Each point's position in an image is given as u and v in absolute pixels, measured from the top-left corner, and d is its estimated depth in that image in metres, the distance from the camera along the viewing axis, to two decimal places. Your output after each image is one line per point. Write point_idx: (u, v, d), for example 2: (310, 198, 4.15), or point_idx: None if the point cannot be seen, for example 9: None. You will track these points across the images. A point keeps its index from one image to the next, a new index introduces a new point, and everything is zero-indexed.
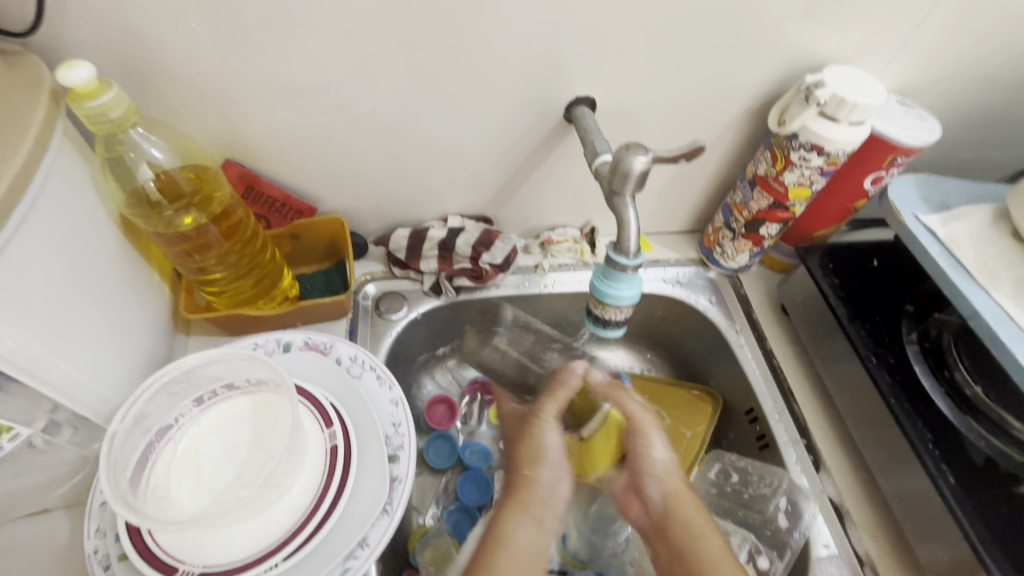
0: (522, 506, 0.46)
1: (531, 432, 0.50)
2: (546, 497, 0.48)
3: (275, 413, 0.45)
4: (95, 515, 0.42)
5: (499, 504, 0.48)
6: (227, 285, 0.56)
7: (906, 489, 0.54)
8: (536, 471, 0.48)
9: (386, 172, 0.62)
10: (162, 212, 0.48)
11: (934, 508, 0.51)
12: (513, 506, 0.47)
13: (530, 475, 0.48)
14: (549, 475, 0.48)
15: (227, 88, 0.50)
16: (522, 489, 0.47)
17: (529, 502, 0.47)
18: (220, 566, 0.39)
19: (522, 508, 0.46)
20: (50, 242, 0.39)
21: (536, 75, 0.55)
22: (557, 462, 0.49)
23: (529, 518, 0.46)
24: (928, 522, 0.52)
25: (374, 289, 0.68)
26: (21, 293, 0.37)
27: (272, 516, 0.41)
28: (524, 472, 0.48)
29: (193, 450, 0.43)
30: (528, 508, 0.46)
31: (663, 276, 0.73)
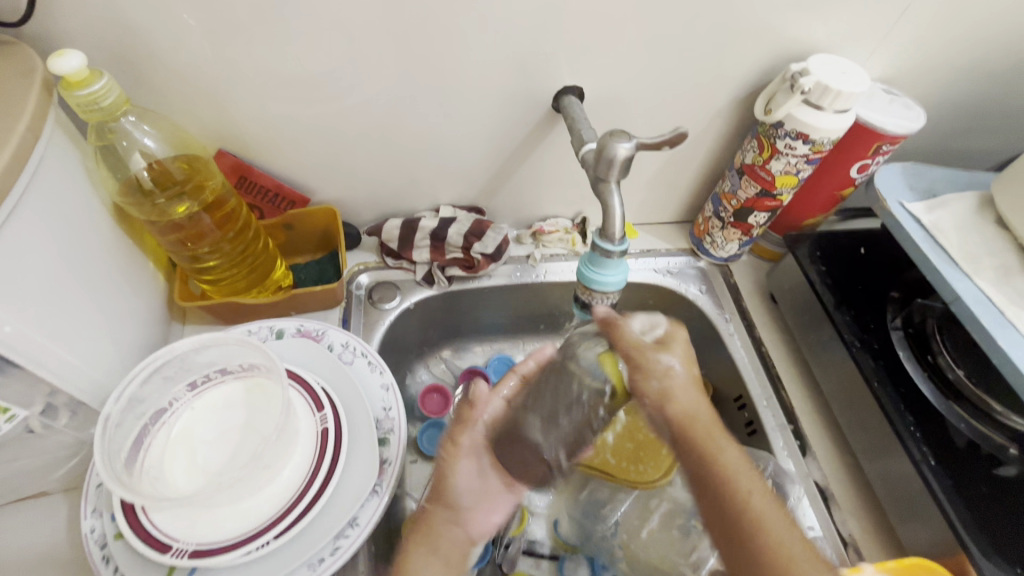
0: (428, 541, 0.47)
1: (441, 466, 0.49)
2: (451, 534, 0.48)
3: (267, 397, 0.46)
4: (91, 495, 0.43)
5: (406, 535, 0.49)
6: (220, 273, 0.56)
7: (888, 471, 0.55)
8: (438, 509, 0.48)
9: (378, 163, 0.63)
10: (155, 201, 0.49)
11: (914, 490, 0.52)
12: (422, 536, 0.48)
13: (432, 509, 0.49)
14: (448, 515, 0.48)
15: (220, 79, 0.51)
16: (427, 523, 0.48)
17: (437, 537, 0.47)
18: (212, 543, 0.40)
19: (427, 543, 0.47)
20: (44, 229, 0.40)
21: (524, 66, 0.56)
22: (470, 496, 0.50)
23: (433, 552, 0.47)
24: (909, 504, 0.53)
25: (368, 279, 0.68)
26: (17, 278, 0.37)
27: (264, 496, 0.42)
28: (431, 507, 0.49)
29: (187, 432, 0.44)
30: (432, 545, 0.47)
31: (654, 266, 0.74)
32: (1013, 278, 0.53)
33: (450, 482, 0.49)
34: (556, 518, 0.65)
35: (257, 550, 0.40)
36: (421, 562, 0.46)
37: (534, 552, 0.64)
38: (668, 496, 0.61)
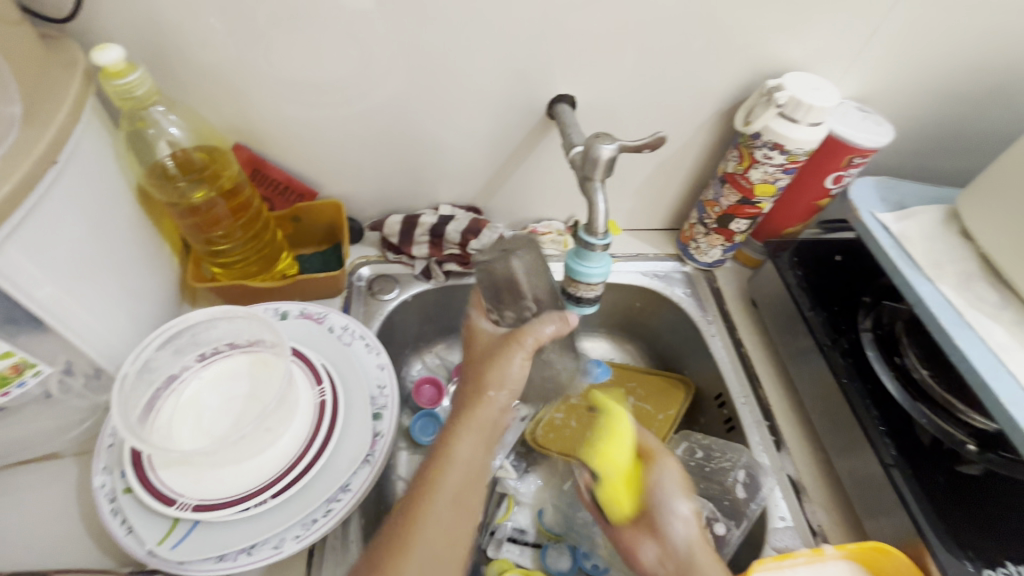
0: (476, 424, 0.49)
1: (479, 400, 0.51)
2: (496, 419, 0.51)
3: (270, 370, 0.49)
4: (102, 454, 0.46)
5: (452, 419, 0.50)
6: (231, 258, 0.60)
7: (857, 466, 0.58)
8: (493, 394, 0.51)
9: (382, 162, 0.67)
10: (176, 184, 0.53)
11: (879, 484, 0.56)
12: (468, 422, 0.50)
13: (491, 397, 0.51)
14: (505, 402, 0.51)
15: (240, 78, 0.55)
16: (475, 406, 0.51)
17: (481, 421, 0.50)
18: (213, 501, 0.43)
19: (476, 428, 0.49)
20: (76, 203, 0.44)
21: (521, 77, 0.60)
22: (511, 390, 0.51)
23: (479, 437, 0.49)
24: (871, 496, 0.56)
25: (368, 271, 0.72)
26: (52, 246, 0.41)
27: (264, 459, 0.45)
28: (490, 393, 0.50)
29: (195, 399, 0.48)
30: (479, 428, 0.49)
31: (641, 269, 0.78)
32: (974, 283, 0.57)
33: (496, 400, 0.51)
34: (540, 508, 0.70)
35: (255, 508, 0.43)
36: (467, 445, 0.48)
37: (518, 540, 0.68)
38: None
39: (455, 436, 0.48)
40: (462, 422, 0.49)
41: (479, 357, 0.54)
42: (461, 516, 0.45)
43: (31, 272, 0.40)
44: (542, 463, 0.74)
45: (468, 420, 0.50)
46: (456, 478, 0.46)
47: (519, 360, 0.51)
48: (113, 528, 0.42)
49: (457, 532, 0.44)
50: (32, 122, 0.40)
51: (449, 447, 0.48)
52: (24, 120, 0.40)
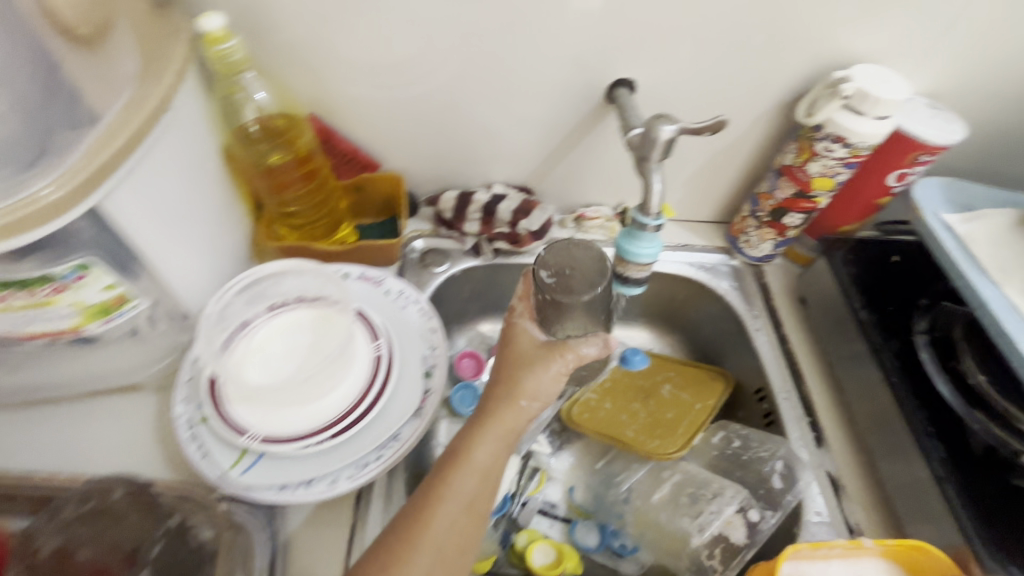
0: (501, 428, 0.47)
1: (509, 404, 0.48)
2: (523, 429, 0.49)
3: (332, 324, 0.53)
4: (183, 387, 0.51)
5: (476, 417, 0.48)
6: (298, 219, 0.64)
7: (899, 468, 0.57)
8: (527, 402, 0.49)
9: (441, 140, 0.69)
10: (257, 147, 0.58)
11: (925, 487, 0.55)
12: (491, 424, 0.47)
13: (524, 406, 0.48)
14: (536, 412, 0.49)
15: (317, 52, 0.59)
16: (504, 407, 0.48)
17: (509, 428, 0.47)
18: (277, 436, 0.46)
19: (502, 436, 0.47)
20: (175, 156, 0.48)
21: (582, 61, 0.62)
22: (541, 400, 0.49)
23: (503, 444, 0.47)
24: (914, 499, 0.55)
25: (421, 244, 0.75)
26: (153, 193, 0.46)
27: (323, 404, 0.48)
28: (524, 401, 0.48)
29: (263, 345, 0.52)
30: (505, 436, 0.47)
31: (688, 260, 0.78)
32: None
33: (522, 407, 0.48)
34: (571, 485, 0.72)
35: (314, 446, 0.47)
36: (487, 450, 0.46)
37: (549, 514, 0.70)
38: (682, 468, 0.67)
39: (477, 438, 0.46)
40: (485, 424, 0.47)
41: (507, 355, 0.52)
42: (466, 525, 0.42)
43: (135, 214, 0.44)
44: (577, 442, 0.75)
45: (491, 424, 0.47)
46: (470, 483, 0.44)
47: (558, 374, 0.51)
48: (190, 452, 0.47)
49: (470, 536, 0.43)
50: (143, 80, 0.44)
51: (468, 448, 0.46)
52: (136, 78, 0.44)
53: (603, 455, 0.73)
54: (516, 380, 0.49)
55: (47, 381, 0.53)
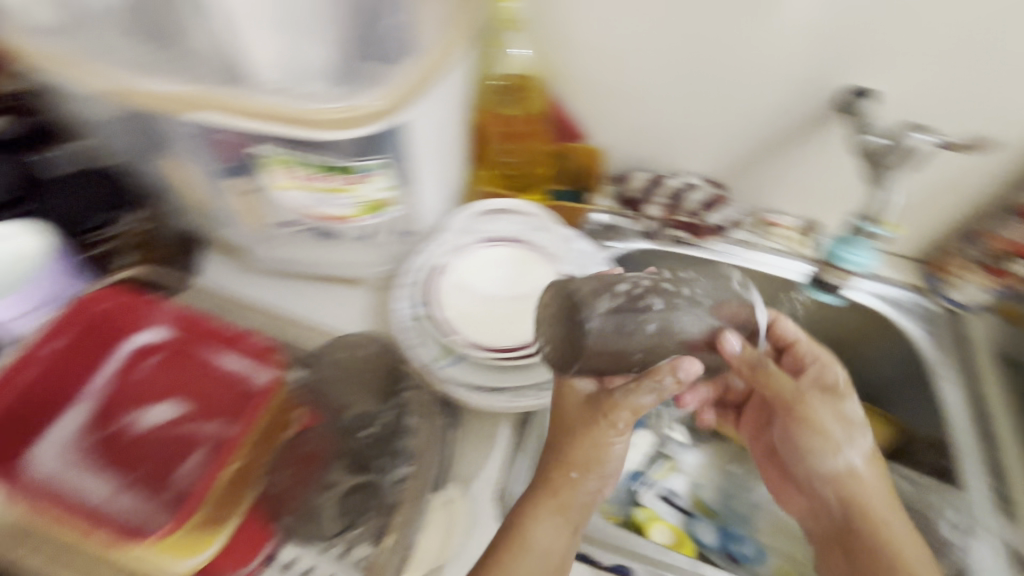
0: (557, 504, 0.48)
1: (565, 479, 0.48)
2: (588, 497, 0.49)
3: (532, 266, 0.62)
4: (402, 288, 0.60)
5: (529, 490, 0.49)
6: (511, 169, 0.74)
7: (819, 477, 0.59)
8: (583, 474, 0.48)
9: (647, 121, 0.72)
10: (500, 99, 0.69)
11: (862, 505, 0.56)
12: (548, 499, 0.48)
13: (579, 479, 0.48)
14: (600, 480, 0.49)
15: (563, 22, 0.64)
16: (558, 483, 0.48)
17: (568, 502, 0.48)
18: (480, 340, 0.56)
19: (557, 508, 0.47)
20: (451, 94, 0.56)
21: (820, 62, 0.60)
22: (607, 473, 0.49)
23: (560, 518, 0.47)
24: (856, 540, 0.55)
25: (607, 218, 0.77)
26: (431, 121, 0.53)
27: (519, 326, 0.57)
28: (576, 474, 0.48)
29: (471, 270, 0.61)
30: (563, 509, 0.48)
31: (878, 292, 0.72)
32: None
33: (580, 479, 0.48)
34: (698, 481, 0.73)
35: (504, 362, 0.54)
36: (542, 527, 0.47)
37: (671, 501, 0.70)
38: None
39: (531, 516, 0.47)
40: (542, 499, 0.48)
41: (560, 427, 0.50)
42: None
43: (414, 134, 0.52)
44: (711, 442, 0.76)
45: (546, 498, 0.48)
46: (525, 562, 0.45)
47: (621, 442, 0.49)
48: (407, 337, 0.56)
49: None
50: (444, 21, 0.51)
51: (522, 527, 0.47)
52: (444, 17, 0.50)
53: (735, 461, 0.75)
54: (569, 451, 0.48)
55: (295, 260, 0.65)
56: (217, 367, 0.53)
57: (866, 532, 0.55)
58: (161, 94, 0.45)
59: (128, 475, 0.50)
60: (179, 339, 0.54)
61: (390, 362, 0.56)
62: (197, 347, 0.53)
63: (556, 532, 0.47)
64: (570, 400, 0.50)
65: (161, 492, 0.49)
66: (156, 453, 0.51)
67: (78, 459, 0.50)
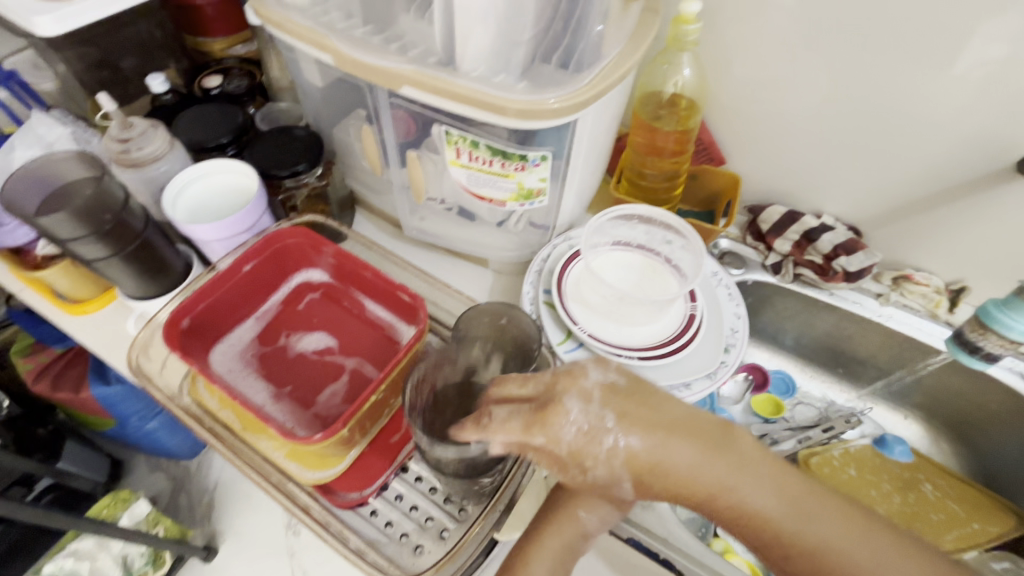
0: (560, 545, 0.47)
1: (563, 523, 0.47)
2: (581, 543, 0.48)
3: (657, 277, 0.63)
4: (533, 274, 0.64)
5: (531, 525, 0.48)
6: (647, 181, 0.73)
7: (796, 569, 0.42)
8: (587, 514, 0.47)
9: (794, 158, 0.72)
10: (654, 113, 0.70)
11: (836, 561, 0.41)
12: (544, 539, 0.47)
13: (583, 517, 0.47)
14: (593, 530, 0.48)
15: (734, 55, 0.66)
16: (561, 517, 0.47)
17: (562, 540, 0.47)
18: (601, 337, 0.57)
19: (558, 550, 0.47)
20: (617, 104, 0.60)
21: (1007, 121, 0.58)
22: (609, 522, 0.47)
23: (557, 561, 0.47)
24: None
25: (726, 244, 0.79)
26: (597, 124, 0.58)
27: (641, 330, 0.58)
28: (581, 513, 0.47)
29: (601, 269, 0.63)
30: (563, 553, 0.47)
31: (1018, 369, 0.67)
32: None
33: (576, 518, 0.47)
34: None
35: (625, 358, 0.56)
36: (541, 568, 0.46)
37: (752, 541, 0.69)
38: None
39: (529, 555, 0.47)
40: (537, 542, 0.47)
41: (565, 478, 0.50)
42: None
43: (582, 132, 0.56)
44: None
45: (547, 536, 0.47)
46: None
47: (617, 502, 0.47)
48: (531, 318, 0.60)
49: None
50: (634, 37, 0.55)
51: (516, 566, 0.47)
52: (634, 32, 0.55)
53: None
54: (563, 502, 0.48)
55: (436, 235, 0.72)
56: (370, 312, 0.61)
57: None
58: (380, 68, 0.53)
59: (282, 387, 0.57)
60: (340, 283, 0.62)
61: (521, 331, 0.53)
62: (355, 291, 0.61)
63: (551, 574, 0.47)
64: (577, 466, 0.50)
65: (309, 408, 0.55)
66: (306, 375, 0.58)
67: (246, 366, 0.58)
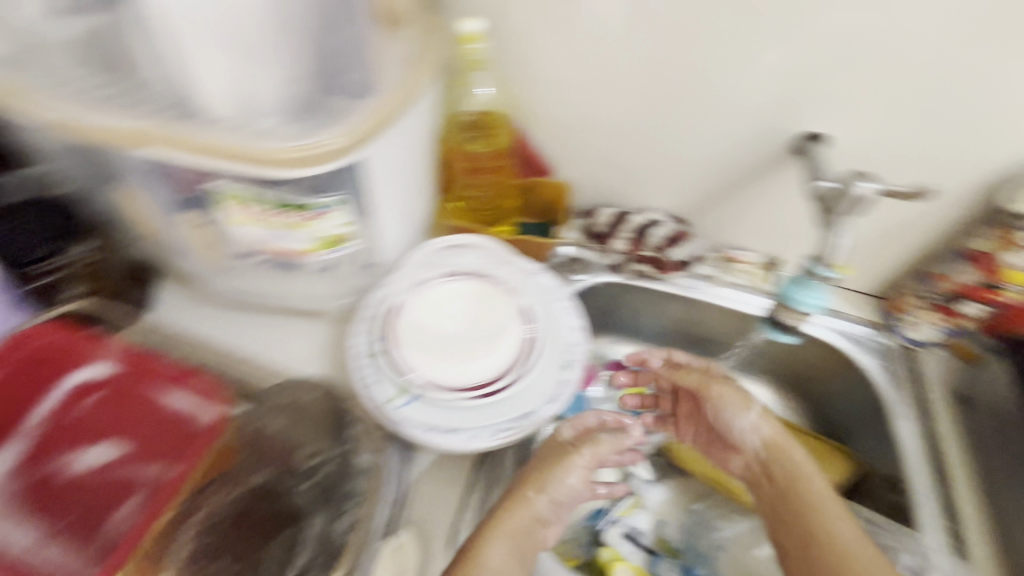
0: (508, 532, 0.50)
1: (512, 508, 0.52)
2: (531, 530, 0.53)
3: (492, 301, 0.59)
4: (359, 323, 0.59)
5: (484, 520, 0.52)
6: (475, 201, 0.74)
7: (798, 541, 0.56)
8: (535, 495, 0.53)
9: (613, 158, 0.73)
10: (464, 136, 0.68)
11: (834, 546, 0.53)
12: (500, 527, 0.51)
13: (531, 497, 0.53)
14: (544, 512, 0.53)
15: (535, 68, 0.66)
16: (510, 506, 0.52)
17: (510, 526, 0.51)
18: (435, 384, 0.52)
19: (509, 538, 0.50)
20: (414, 132, 0.56)
21: (777, 107, 0.62)
22: (559, 504, 0.55)
23: (510, 547, 0.50)
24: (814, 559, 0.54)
25: (569, 251, 0.78)
26: (394, 156, 0.54)
27: (478, 365, 0.54)
28: (529, 493, 0.53)
29: (431, 303, 0.58)
30: (512, 538, 0.50)
31: (836, 327, 0.74)
32: None
33: (527, 503, 0.52)
34: (662, 518, 0.71)
35: (463, 401, 0.52)
36: (496, 550, 0.49)
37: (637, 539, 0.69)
38: None
39: (486, 539, 0.50)
40: (491, 531, 0.50)
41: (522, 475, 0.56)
42: None
43: (374, 168, 0.51)
44: (676, 478, 0.75)
45: (500, 528, 0.51)
46: None
47: (575, 474, 0.55)
48: (359, 378, 0.54)
49: None
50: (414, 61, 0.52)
51: (474, 551, 0.49)
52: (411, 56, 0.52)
53: (703, 498, 0.73)
54: (520, 489, 0.53)
55: (255, 293, 0.63)
56: (164, 405, 0.51)
57: (828, 546, 0.54)
58: (113, 127, 0.44)
59: (59, 521, 0.47)
60: (125, 377, 0.51)
61: (335, 405, 0.54)
62: (144, 387, 0.51)
63: (502, 561, 0.49)
64: (543, 451, 0.57)
65: (90, 543, 0.46)
66: (89, 500, 0.48)
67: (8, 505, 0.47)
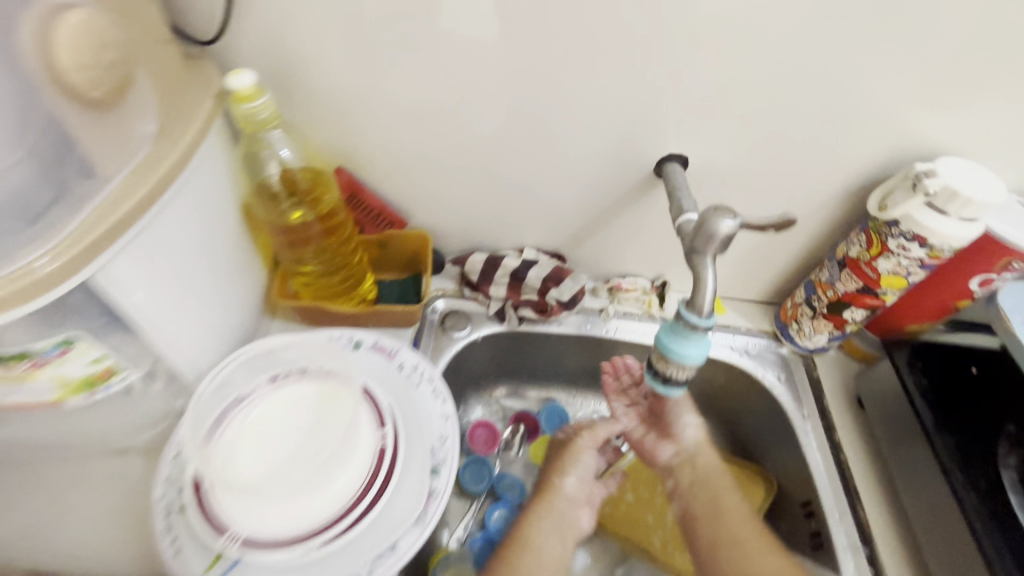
0: (551, 510, 0.55)
1: (552, 485, 0.57)
2: (569, 508, 0.57)
3: (335, 406, 0.49)
4: (168, 463, 0.47)
5: (527, 507, 0.56)
6: (317, 277, 0.61)
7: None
8: (560, 480, 0.58)
9: (470, 199, 0.65)
10: (279, 204, 0.55)
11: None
12: (547, 510, 0.55)
13: (557, 481, 0.58)
14: (575, 491, 0.58)
15: (356, 112, 0.56)
16: (547, 493, 0.57)
17: (552, 506, 0.56)
18: (262, 538, 0.42)
19: (551, 516, 0.55)
20: (193, 219, 0.47)
21: (628, 131, 0.56)
22: (576, 498, 0.57)
23: (553, 522, 0.54)
24: None
25: (443, 304, 0.70)
26: (161, 255, 0.44)
27: (315, 502, 0.43)
28: (556, 478, 0.58)
29: (260, 422, 0.48)
30: (556, 517, 0.55)
31: (731, 343, 0.71)
32: None
33: (559, 484, 0.58)
34: None
35: (306, 552, 0.42)
36: (547, 534, 0.53)
37: None
38: None
39: (535, 520, 0.54)
40: (540, 513, 0.55)
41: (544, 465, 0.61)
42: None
43: (137, 277, 0.42)
44: (595, 538, 0.68)
45: (544, 506, 0.56)
46: (533, 563, 0.51)
47: (589, 451, 0.59)
48: (162, 547, 0.42)
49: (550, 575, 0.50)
50: (160, 140, 0.43)
51: (528, 537, 0.53)
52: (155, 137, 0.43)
53: (623, 560, 0.66)
54: (545, 482, 0.58)
55: (29, 438, 0.49)
56: None
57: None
58: None
59: None
60: None
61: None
62: None
63: (558, 545, 0.53)
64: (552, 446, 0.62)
65: None
66: None
67: None
